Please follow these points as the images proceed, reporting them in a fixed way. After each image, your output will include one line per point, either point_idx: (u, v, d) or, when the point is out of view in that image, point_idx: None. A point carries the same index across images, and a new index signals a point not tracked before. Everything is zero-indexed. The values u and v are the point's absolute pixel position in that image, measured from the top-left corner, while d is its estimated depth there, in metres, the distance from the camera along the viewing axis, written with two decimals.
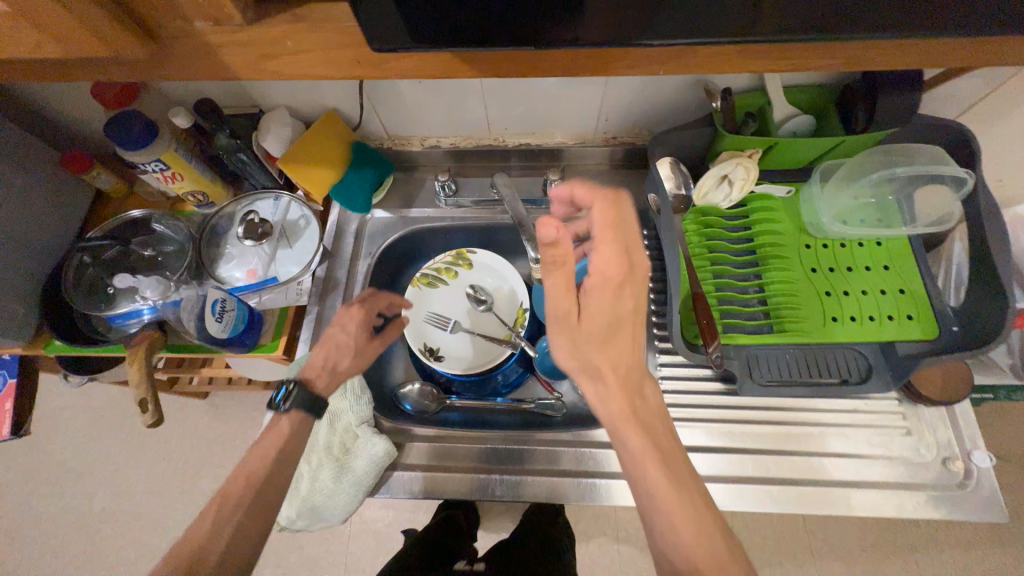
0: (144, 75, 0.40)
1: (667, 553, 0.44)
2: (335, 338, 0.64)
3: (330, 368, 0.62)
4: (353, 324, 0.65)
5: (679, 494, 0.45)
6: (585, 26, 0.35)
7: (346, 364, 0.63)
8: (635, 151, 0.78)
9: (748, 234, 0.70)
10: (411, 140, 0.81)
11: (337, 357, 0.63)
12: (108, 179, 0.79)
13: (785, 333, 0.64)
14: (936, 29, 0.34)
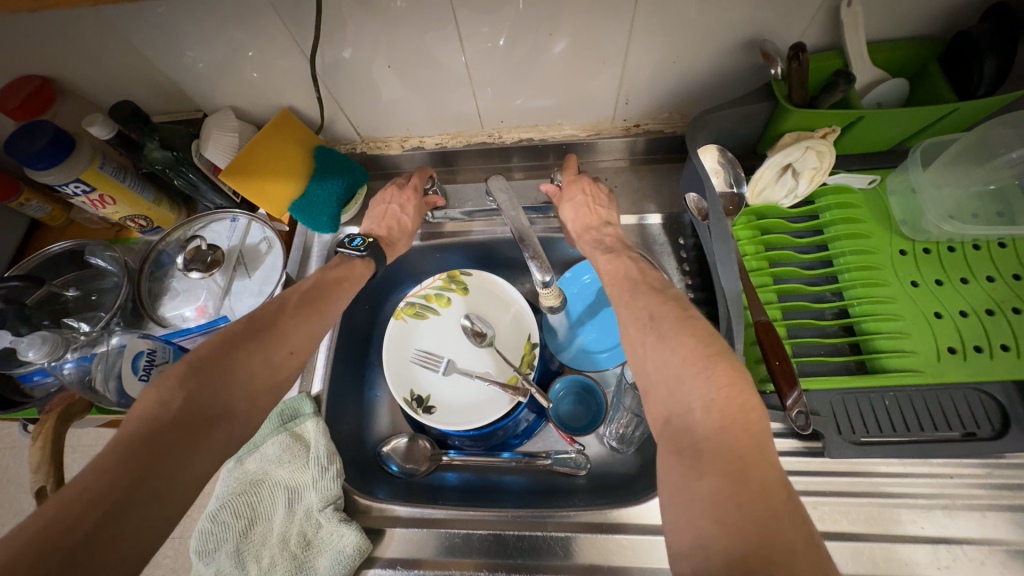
0: None
1: (686, 434, 0.34)
2: (393, 209, 0.61)
3: (395, 238, 0.61)
4: (409, 205, 0.62)
5: (690, 368, 0.36)
6: None
7: (406, 238, 0.62)
8: (662, 141, 0.63)
9: (820, 240, 0.54)
10: (389, 142, 0.67)
11: (402, 230, 0.61)
12: (41, 205, 0.68)
13: (883, 371, 0.48)
14: None
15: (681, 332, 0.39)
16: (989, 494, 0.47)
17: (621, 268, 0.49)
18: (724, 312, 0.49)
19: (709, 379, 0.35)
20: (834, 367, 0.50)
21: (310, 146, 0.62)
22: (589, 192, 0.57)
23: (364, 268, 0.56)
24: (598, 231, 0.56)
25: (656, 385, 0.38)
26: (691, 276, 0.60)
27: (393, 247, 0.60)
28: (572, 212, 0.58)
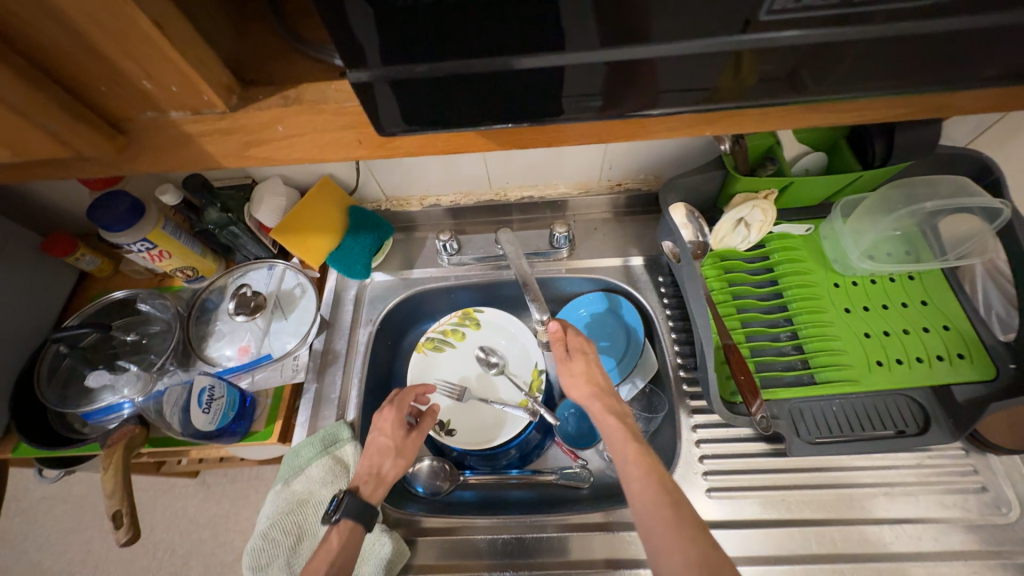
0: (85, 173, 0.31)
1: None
2: (375, 460, 0.59)
3: (384, 474, 0.58)
4: (391, 425, 0.61)
5: (682, 533, 0.46)
6: (611, 92, 0.29)
7: (395, 470, 0.59)
8: (641, 197, 0.76)
9: (771, 276, 0.66)
10: (410, 200, 0.78)
11: (390, 469, 0.59)
12: (94, 259, 0.76)
13: (829, 382, 0.59)
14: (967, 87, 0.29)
15: (673, 499, 0.49)
16: (921, 481, 0.57)
17: (617, 427, 0.57)
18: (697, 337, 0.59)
19: (688, 546, 0.45)
20: (791, 381, 0.60)
21: (345, 205, 0.73)
22: (585, 350, 0.63)
23: (344, 536, 0.52)
24: (600, 399, 0.60)
25: (664, 556, 0.45)
26: (671, 308, 0.70)
27: (374, 497, 0.56)
28: (571, 382, 0.62)
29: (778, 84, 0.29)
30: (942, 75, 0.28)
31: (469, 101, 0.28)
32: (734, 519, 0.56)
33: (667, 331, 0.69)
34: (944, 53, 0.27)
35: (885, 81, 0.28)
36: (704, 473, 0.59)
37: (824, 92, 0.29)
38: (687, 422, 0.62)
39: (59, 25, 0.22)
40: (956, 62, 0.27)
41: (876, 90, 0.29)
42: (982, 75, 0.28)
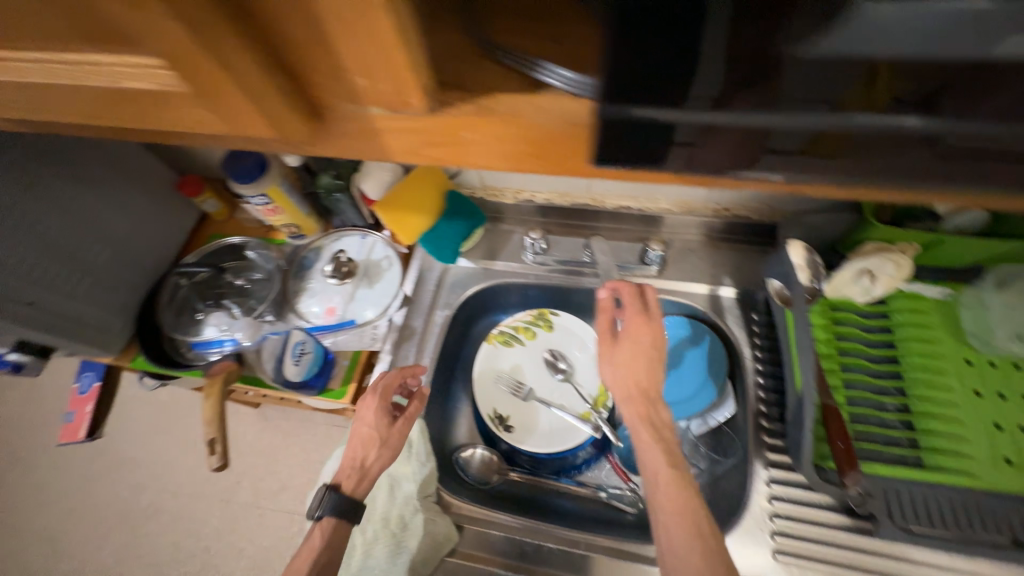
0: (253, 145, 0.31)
1: None
2: (358, 453, 0.56)
3: (370, 466, 0.55)
4: (373, 415, 0.58)
5: None
6: None
7: (380, 461, 0.56)
8: (748, 225, 0.71)
9: (888, 338, 0.60)
10: (504, 193, 0.78)
11: (375, 461, 0.56)
12: (214, 204, 0.83)
13: (940, 470, 0.52)
14: None
15: (709, 541, 0.45)
16: None
17: (652, 450, 0.50)
18: (794, 395, 0.55)
19: None
20: (894, 459, 0.54)
21: (444, 187, 0.74)
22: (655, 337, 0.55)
23: (325, 534, 0.51)
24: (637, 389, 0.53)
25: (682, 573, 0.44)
26: (762, 350, 0.65)
27: (357, 490, 0.53)
28: (612, 374, 0.55)
29: None
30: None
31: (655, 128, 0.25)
32: None
33: (753, 373, 0.64)
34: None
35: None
36: (772, 532, 0.55)
37: None
38: (760, 474, 0.58)
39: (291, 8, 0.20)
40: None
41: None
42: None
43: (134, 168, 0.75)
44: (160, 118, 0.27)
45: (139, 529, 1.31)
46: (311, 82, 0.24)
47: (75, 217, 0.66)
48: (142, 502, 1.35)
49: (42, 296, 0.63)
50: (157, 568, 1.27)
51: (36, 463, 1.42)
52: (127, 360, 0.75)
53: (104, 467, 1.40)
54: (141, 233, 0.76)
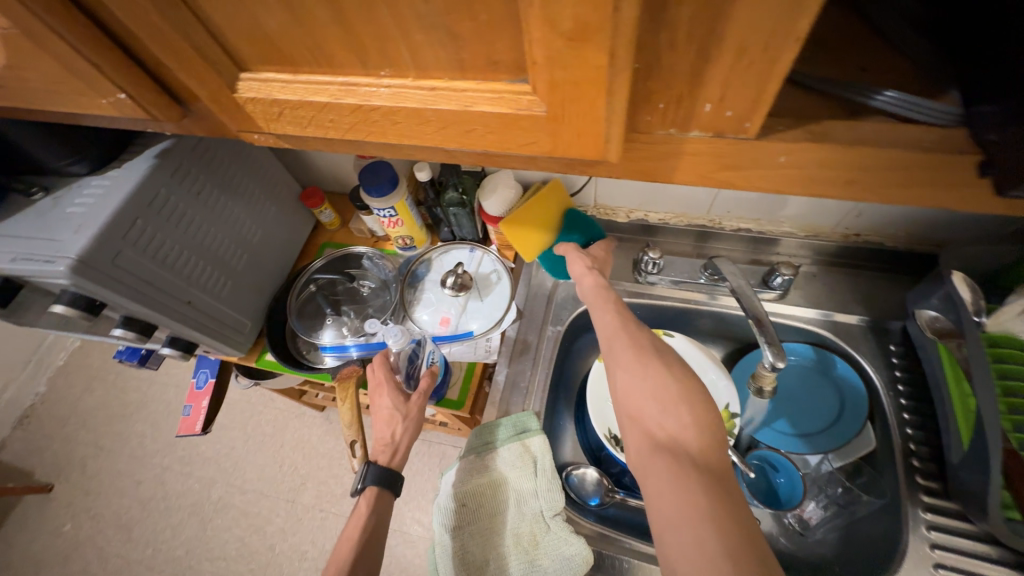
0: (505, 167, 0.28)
1: (653, 439, 0.43)
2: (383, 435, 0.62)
3: (397, 442, 0.62)
4: (389, 398, 0.64)
5: (685, 406, 0.44)
6: None
7: (406, 435, 0.63)
8: (882, 253, 0.68)
9: None
10: (617, 211, 0.79)
11: (402, 434, 0.63)
12: (330, 214, 0.88)
13: None
14: None
15: (690, 383, 0.46)
16: None
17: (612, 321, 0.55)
18: (961, 450, 0.52)
19: (689, 419, 0.43)
20: None
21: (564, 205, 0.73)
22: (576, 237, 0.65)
23: (371, 501, 0.58)
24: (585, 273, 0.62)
25: (635, 389, 0.47)
26: (903, 383, 0.63)
27: (393, 461, 0.61)
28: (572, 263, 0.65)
29: None
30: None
31: None
32: None
33: (895, 408, 0.61)
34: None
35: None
36: None
37: None
38: (917, 518, 0.54)
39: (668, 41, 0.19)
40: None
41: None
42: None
43: (270, 179, 0.80)
44: (457, 144, 0.25)
45: (209, 521, 1.36)
46: (634, 114, 0.23)
47: (225, 223, 0.71)
48: (214, 495, 1.39)
49: (197, 296, 0.66)
50: (224, 562, 1.30)
51: (115, 450, 1.50)
52: (252, 357, 0.80)
53: (179, 457, 1.46)
54: (271, 240, 0.81)
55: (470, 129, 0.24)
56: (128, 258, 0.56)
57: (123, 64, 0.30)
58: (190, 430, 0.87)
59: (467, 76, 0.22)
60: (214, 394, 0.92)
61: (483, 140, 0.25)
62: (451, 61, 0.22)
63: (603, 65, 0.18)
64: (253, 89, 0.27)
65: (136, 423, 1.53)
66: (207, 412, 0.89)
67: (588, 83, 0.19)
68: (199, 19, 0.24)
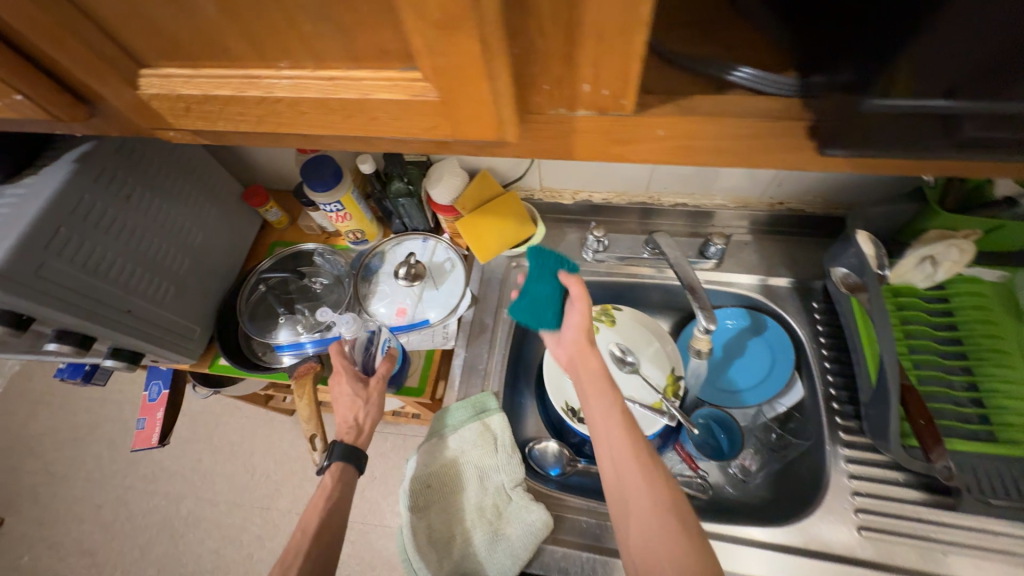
0: (420, 152, 0.30)
1: None
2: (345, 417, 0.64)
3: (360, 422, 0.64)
4: (348, 385, 0.65)
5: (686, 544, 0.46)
6: None
7: (370, 416, 0.64)
8: (803, 218, 0.73)
9: (951, 321, 0.63)
10: (563, 194, 0.81)
11: (365, 416, 0.64)
12: (277, 212, 0.86)
13: (1013, 444, 0.55)
14: None
15: (685, 519, 0.48)
16: None
17: (611, 429, 0.55)
18: (869, 387, 0.58)
19: (688, 559, 0.45)
20: (968, 435, 0.57)
21: (513, 203, 0.76)
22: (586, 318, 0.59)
23: (336, 477, 0.60)
24: (585, 360, 0.60)
25: (639, 524, 0.48)
26: (825, 335, 0.69)
27: (358, 440, 0.62)
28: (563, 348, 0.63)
29: None
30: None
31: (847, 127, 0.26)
32: (881, 562, 0.55)
33: (819, 359, 0.67)
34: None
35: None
36: (854, 509, 0.58)
37: None
38: (838, 454, 0.60)
39: (536, 27, 0.21)
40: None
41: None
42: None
43: (208, 179, 0.77)
44: (366, 131, 0.26)
45: (181, 537, 1.32)
46: (526, 96, 0.25)
47: (162, 227, 0.69)
48: (184, 510, 1.36)
49: (137, 304, 0.64)
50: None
51: (69, 476, 1.42)
52: (206, 362, 0.78)
53: (141, 476, 1.41)
54: (215, 243, 0.78)
55: (374, 117, 0.25)
56: (55, 270, 0.54)
57: (17, 64, 0.29)
58: (147, 442, 0.85)
59: (363, 65, 0.23)
60: (170, 403, 0.90)
61: (389, 127, 0.26)
62: (344, 50, 0.23)
63: (477, 51, 0.20)
64: (156, 85, 0.27)
65: (92, 446, 1.46)
66: (163, 423, 0.86)
67: (469, 68, 0.21)
68: (85, 15, 0.23)
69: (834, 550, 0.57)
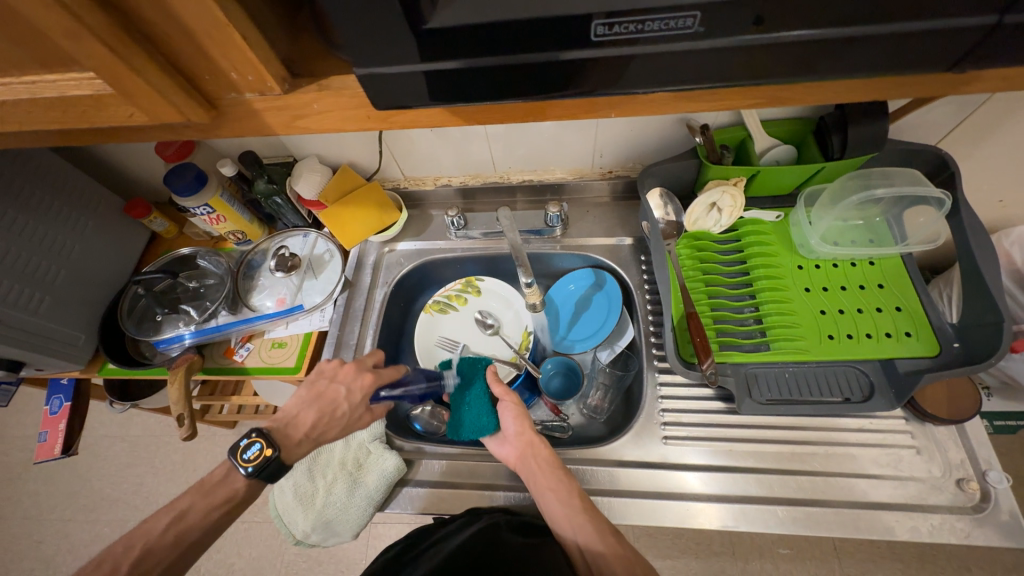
0: (155, 138, 0.37)
1: None
2: (299, 409, 0.61)
3: (307, 430, 0.60)
4: (350, 387, 0.63)
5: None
6: (571, 80, 0.34)
7: (333, 427, 0.61)
8: (630, 183, 0.84)
9: (741, 257, 0.73)
10: (425, 180, 0.89)
11: (326, 428, 0.61)
12: (162, 222, 0.90)
13: (782, 351, 0.65)
14: (861, 72, 0.33)
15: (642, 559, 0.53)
16: (860, 441, 0.64)
17: (560, 484, 0.59)
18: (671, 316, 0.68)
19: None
20: (748, 348, 0.67)
21: (377, 193, 0.84)
22: (518, 414, 0.66)
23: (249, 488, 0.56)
24: (535, 451, 0.63)
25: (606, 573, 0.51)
26: (648, 283, 0.79)
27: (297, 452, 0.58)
28: (508, 421, 0.67)
29: (711, 78, 0.34)
30: (845, 68, 0.33)
31: (450, 86, 0.34)
32: (685, 463, 0.65)
33: (644, 304, 0.78)
34: (833, 52, 0.32)
35: (797, 74, 0.33)
36: (664, 423, 0.68)
37: (738, 80, 0.34)
38: (653, 379, 0.71)
39: (159, 31, 0.29)
40: (842, 60, 0.32)
41: (796, 76, 0.34)
42: (875, 65, 0.33)
43: (83, 195, 0.82)
44: (84, 124, 0.34)
45: None
46: (198, 83, 0.33)
47: (36, 242, 0.73)
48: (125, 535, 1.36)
49: (8, 314, 0.68)
50: None
51: (6, 516, 1.41)
52: (95, 368, 0.83)
53: (79, 507, 1.40)
54: (97, 255, 0.83)
55: (81, 112, 0.33)
56: None
57: None
58: (50, 454, 0.88)
59: (52, 68, 0.31)
60: (75, 415, 0.92)
61: (97, 119, 0.33)
62: (32, 59, 0.30)
63: (106, 53, 0.28)
64: None
65: (27, 483, 1.45)
66: (66, 434, 0.89)
67: (113, 65, 0.29)
68: None
69: (650, 459, 0.67)
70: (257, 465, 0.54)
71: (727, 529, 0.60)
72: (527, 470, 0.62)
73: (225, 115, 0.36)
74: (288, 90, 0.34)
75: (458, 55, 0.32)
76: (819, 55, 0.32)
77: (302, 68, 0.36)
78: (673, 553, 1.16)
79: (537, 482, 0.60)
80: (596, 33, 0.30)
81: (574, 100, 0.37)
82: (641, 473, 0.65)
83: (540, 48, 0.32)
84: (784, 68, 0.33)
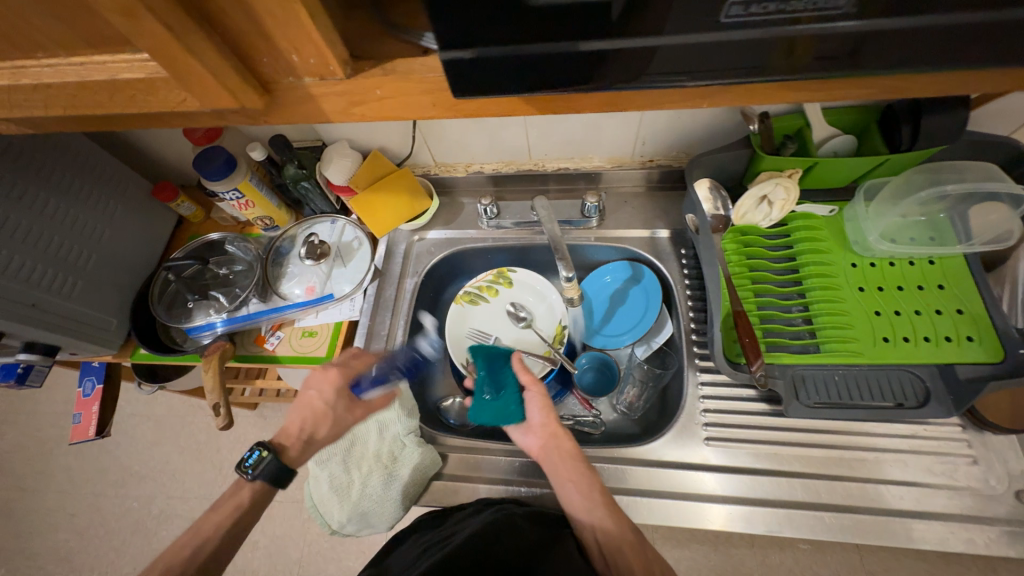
0: (204, 125, 0.35)
1: None
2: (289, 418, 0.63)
3: (298, 434, 0.61)
4: (324, 390, 0.63)
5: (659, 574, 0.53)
6: (663, 67, 0.31)
7: (318, 427, 0.62)
8: (671, 173, 0.80)
9: (790, 253, 0.70)
10: (456, 167, 0.86)
11: (313, 427, 0.62)
12: (190, 206, 0.89)
13: (833, 353, 0.63)
14: (986, 62, 0.30)
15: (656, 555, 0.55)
16: (911, 448, 0.61)
17: (582, 478, 0.58)
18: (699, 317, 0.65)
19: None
20: (796, 349, 0.64)
21: (407, 180, 0.81)
22: (545, 406, 0.65)
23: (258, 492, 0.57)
24: (559, 443, 0.62)
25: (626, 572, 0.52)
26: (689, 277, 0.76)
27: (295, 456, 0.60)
28: (532, 410, 0.65)
29: (814, 67, 0.31)
30: (970, 56, 0.29)
31: (530, 72, 0.31)
32: (725, 465, 0.63)
33: (684, 299, 0.75)
34: (959, 38, 0.28)
35: (916, 62, 0.30)
36: (704, 424, 0.66)
37: (844, 69, 0.31)
38: (694, 378, 0.69)
39: (218, 9, 0.26)
40: (970, 46, 0.29)
41: (911, 65, 0.30)
42: (1001, 53, 0.29)
43: (112, 178, 0.80)
44: (132, 110, 0.31)
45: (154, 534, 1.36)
46: (253, 65, 0.30)
47: (66, 226, 0.72)
48: (153, 509, 1.39)
49: (43, 298, 0.68)
50: None
51: (39, 488, 1.46)
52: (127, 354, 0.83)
53: (108, 482, 1.44)
54: (127, 239, 0.82)
55: (131, 98, 0.30)
56: None
57: None
58: (84, 435, 0.89)
59: (103, 50, 0.29)
60: (107, 397, 0.93)
61: (147, 105, 0.31)
62: (84, 41, 0.28)
63: (165, 34, 0.25)
64: None
65: (58, 458, 1.49)
66: (99, 415, 0.90)
67: (169, 48, 0.26)
68: None
69: (690, 461, 0.65)
70: (258, 471, 0.57)
71: (769, 534, 0.59)
72: (551, 463, 0.61)
73: (279, 101, 0.33)
74: (352, 75, 0.31)
75: (544, 38, 0.29)
76: (945, 42, 0.29)
77: (363, 49, 0.33)
78: (692, 544, 1.16)
79: (561, 474, 0.59)
80: (730, 13, 0.27)
81: (658, 89, 0.34)
82: (678, 475, 0.64)
83: (633, 32, 0.29)
84: (900, 56, 0.30)
